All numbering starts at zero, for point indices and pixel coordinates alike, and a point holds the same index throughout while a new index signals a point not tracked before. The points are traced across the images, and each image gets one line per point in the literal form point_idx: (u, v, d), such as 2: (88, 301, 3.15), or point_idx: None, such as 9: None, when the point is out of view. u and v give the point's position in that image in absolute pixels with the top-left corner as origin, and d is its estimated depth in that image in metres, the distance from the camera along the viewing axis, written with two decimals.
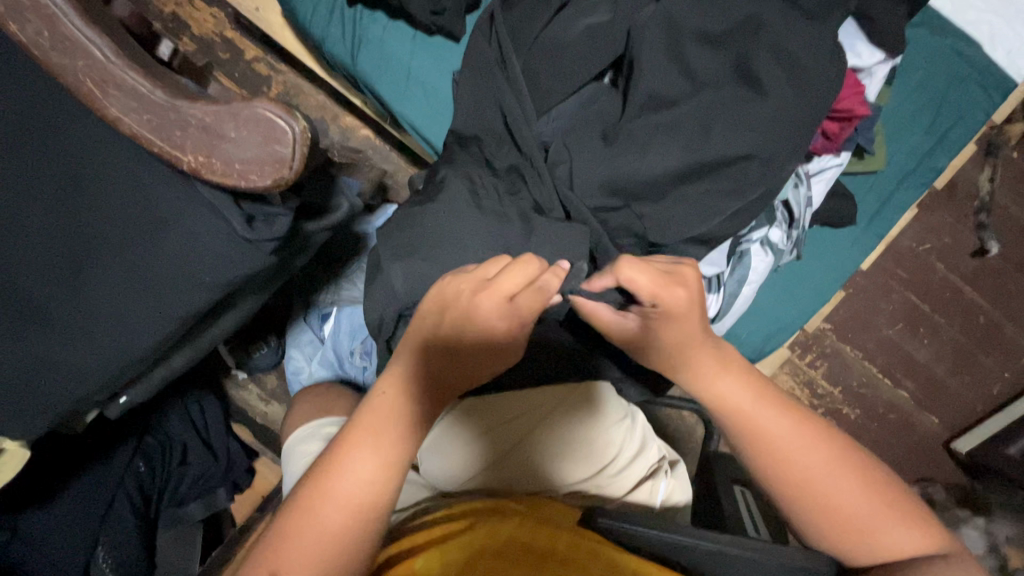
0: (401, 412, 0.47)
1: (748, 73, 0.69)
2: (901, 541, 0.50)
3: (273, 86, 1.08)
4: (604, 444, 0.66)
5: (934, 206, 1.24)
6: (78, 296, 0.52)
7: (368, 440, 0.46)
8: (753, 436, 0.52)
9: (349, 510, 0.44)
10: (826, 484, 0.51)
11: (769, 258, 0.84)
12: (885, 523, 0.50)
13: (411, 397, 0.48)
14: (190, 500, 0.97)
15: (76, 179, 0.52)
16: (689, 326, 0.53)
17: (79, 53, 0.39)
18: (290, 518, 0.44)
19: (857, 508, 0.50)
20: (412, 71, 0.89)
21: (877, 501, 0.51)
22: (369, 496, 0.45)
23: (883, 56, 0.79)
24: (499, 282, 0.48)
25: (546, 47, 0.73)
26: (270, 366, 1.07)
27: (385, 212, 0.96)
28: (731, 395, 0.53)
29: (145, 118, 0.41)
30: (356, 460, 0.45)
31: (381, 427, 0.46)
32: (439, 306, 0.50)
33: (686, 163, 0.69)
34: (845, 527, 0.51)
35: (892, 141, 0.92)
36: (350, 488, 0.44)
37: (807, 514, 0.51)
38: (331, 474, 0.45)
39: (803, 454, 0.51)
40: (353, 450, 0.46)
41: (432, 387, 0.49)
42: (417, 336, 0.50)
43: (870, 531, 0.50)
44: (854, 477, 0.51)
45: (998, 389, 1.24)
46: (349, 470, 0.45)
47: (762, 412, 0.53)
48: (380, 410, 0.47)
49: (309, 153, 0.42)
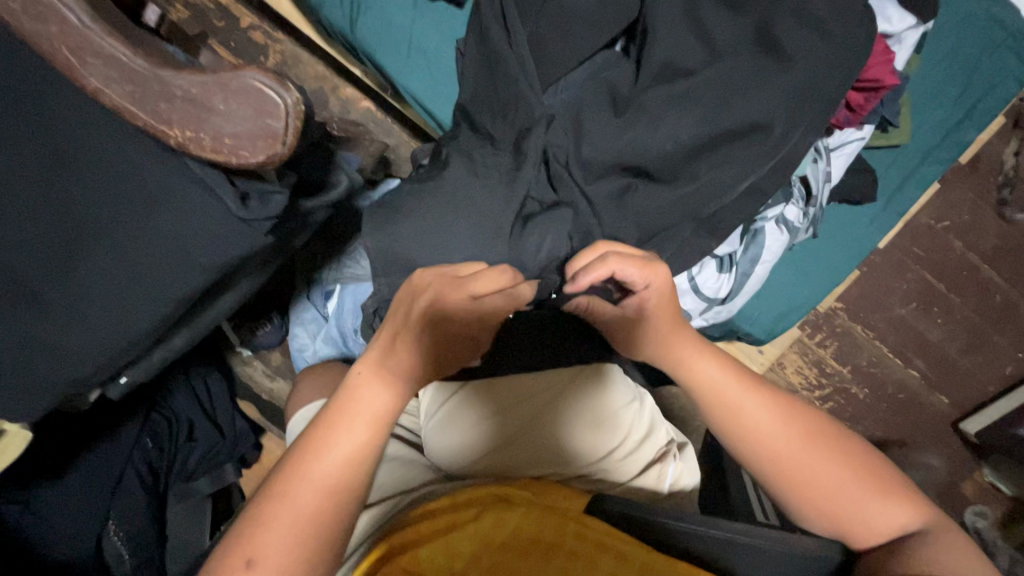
0: (375, 400, 0.46)
1: (769, 39, 0.65)
2: (892, 520, 0.49)
3: (270, 56, 1.04)
4: (597, 426, 0.64)
5: (954, 181, 1.20)
6: (69, 275, 0.51)
7: (340, 429, 0.45)
8: (728, 423, 0.52)
9: (322, 498, 0.43)
10: (808, 465, 0.50)
11: (784, 237, 0.80)
12: (873, 502, 0.49)
13: (384, 384, 0.47)
14: (199, 475, 0.98)
15: (65, 154, 0.50)
16: (670, 303, 0.55)
17: (51, 18, 0.36)
18: (261, 507, 0.43)
19: (844, 488, 0.49)
20: (413, 39, 0.84)
21: (862, 478, 0.50)
22: (343, 481, 0.44)
23: (915, 20, 0.74)
24: (469, 282, 0.50)
25: (555, 12, 0.69)
26: (274, 344, 1.06)
27: (387, 186, 0.93)
28: (711, 380, 0.53)
29: (127, 89, 0.38)
30: (331, 447, 0.44)
31: (356, 416, 0.45)
32: (407, 297, 0.49)
33: (700, 136, 0.65)
34: (833, 510, 0.49)
35: (918, 113, 0.87)
36: (322, 476, 0.44)
37: (792, 499, 0.51)
38: (305, 461, 0.44)
39: (789, 437, 0.50)
40: (328, 437, 0.45)
41: (406, 378, 0.48)
42: (390, 326, 0.49)
43: (859, 513, 0.49)
44: (835, 456, 0.50)
45: (1011, 369, 1.22)
46: (325, 452, 0.44)
47: (742, 397, 0.52)
48: (354, 398, 0.46)
49: (303, 126, 0.40)
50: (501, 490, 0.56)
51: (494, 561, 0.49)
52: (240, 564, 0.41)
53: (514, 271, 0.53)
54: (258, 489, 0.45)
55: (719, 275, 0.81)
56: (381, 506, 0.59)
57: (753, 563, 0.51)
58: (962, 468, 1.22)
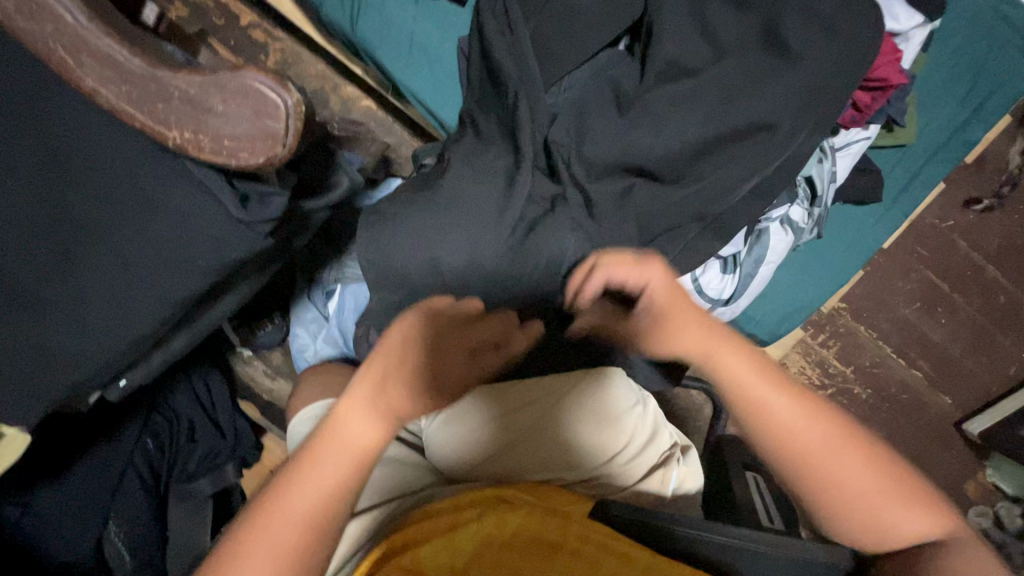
0: (360, 436, 0.45)
1: (777, 38, 0.64)
2: (914, 525, 0.48)
3: (270, 54, 1.03)
4: (597, 436, 0.63)
5: (959, 181, 1.20)
6: (66, 279, 0.50)
7: (321, 464, 0.44)
8: (761, 425, 0.49)
9: (302, 531, 0.43)
10: (840, 471, 0.48)
11: (787, 237, 0.80)
12: (896, 507, 0.48)
13: (370, 422, 0.45)
14: (200, 475, 0.97)
15: (64, 157, 0.49)
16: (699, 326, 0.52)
17: (47, 18, 0.35)
18: (240, 538, 0.42)
19: (867, 492, 0.48)
20: (414, 37, 0.84)
21: (893, 486, 0.48)
22: (320, 515, 0.43)
23: (922, 19, 0.73)
24: (469, 338, 0.52)
25: (558, 12, 0.68)
26: (274, 343, 1.05)
27: (388, 186, 0.93)
28: (746, 383, 0.50)
29: (123, 90, 0.38)
30: (310, 481, 0.43)
31: (335, 455, 0.44)
32: (400, 341, 0.46)
33: (703, 136, 0.65)
34: (857, 515, 0.48)
35: (924, 113, 0.86)
36: (301, 511, 0.43)
37: (815, 503, 0.49)
38: (287, 494, 0.43)
39: (823, 446, 0.48)
40: (312, 471, 0.44)
41: (395, 417, 0.46)
42: (379, 364, 0.46)
43: (881, 517, 0.48)
44: (861, 458, 0.48)
45: (1014, 370, 1.21)
46: (305, 487, 0.43)
47: (780, 403, 0.49)
48: (340, 430, 0.45)
49: (303, 127, 0.39)
50: (502, 492, 0.55)
51: (496, 560, 0.49)
52: None
53: (506, 321, 0.58)
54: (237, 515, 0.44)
55: (722, 276, 0.81)
56: (375, 511, 0.59)
57: (758, 566, 0.51)
58: (965, 469, 1.21)
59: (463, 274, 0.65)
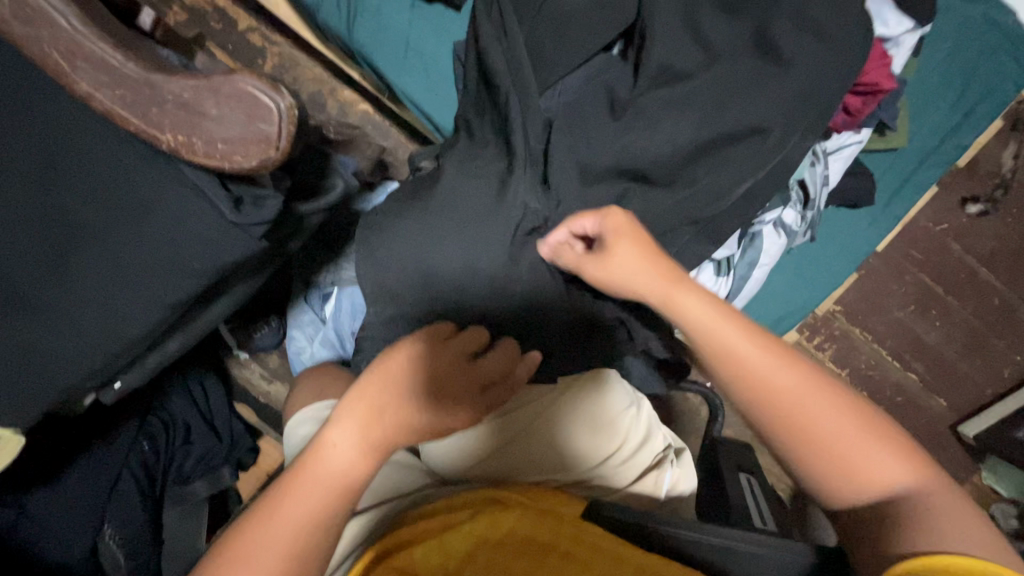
0: (345, 463, 0.45)
1: (767, 43, 0.65)
2: (890, 469, 0.45)
3: (268, 58, 1.04)
4: (587, 446, 0.64)
5: (953, 184, 1.20)
6: (61, 282, 0.50)
7: (302, 492, 0.44)
8: (727, 361, 0.48)
9: (283, 554, 0.43)
10: (807, 411, 0.46)
11: (781, 240, 0.80)
12: (870, 448, 0.45)
13: (359, 451, 0.46)
14: (195, 478, 0.96)
15: (59, 159, 0.49)
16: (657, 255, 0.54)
17: (42, 23, 0.36)
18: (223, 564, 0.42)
19: (839, 432, 0.46)
20: (410, 42, 0.84)
21: (864, 430, 0.46)
22: (301, 545, 0.43)
23: (912, 24, 0.74)
24: (478, 371, 0.54)
25: (551, 17, 0.69)
26: (272, 347, 1.06)
27: (385, 189, 0.94)
28: (711, 318, 0.49)
29: (117, 94, 0.38)
30: (291, 510, 0.44)
31: (320, 484, 0.45)
32: (404, 370, 0.49)
33: (696, 140, 0.66)
34: (830, 458, 0.45)
35: (916, 117, 0.87)
36: (281, 538, 0.43)
37: (788, 444, 0.47)
38: (270, 518, 0.43)
39: (788, 383, 0.47)
40: (293, 496, 0.44)
41: (384, 445, 0.47)
42: (374, 387, 0.47)
43: (855, 459, 0.45)
44: (830, 399, 0.47)
45: (1009, 372, 1.21)
46: (288, 514, 0.44)
47: (745, 340, 0.48)
48: (323, 454, 0.45)
49: (296, 131, 0.40)
50: (496, 494, 0.56)
51: (487, 560, 0.49)
52: None
53: (513, 352, 0.59)
54: (220, 539, 0.45)
55: (716, 278, 0.80)
56: (371, 513, 0.59)
57: (754, 570, 0.50)
58: (960, 471, 1.22)
59: (458, 277, 0.66)
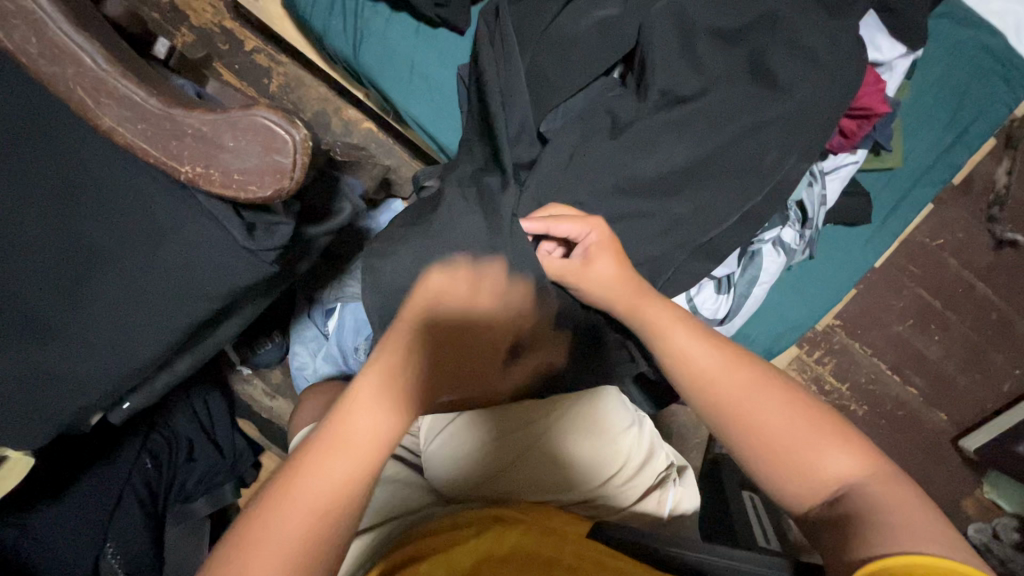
0: (380, 418, 0.40)
1: (762, 69, 0.67)
2: (838, 464, 0.45)
3: (274, 78, 1.06)
4: (591, 462, 0.65)
5: (949, 200, 1.22)
6: (76, 307, 0.51)
7: (328, 453, 0.39)
8: (681, 369, 0.53)
9: (285, 568, 0.37)
10: (748, 403, 0.49)
11: (781, 258, 0.81)
12: (812, 440, 0.46)
13: (395, 402, 0.41)
14: (197, 496, 0.97)
15: (75, 186, 0.50)
16: (615, 266, 0.60)
17: (69, 61, 0.37)
18: (246, 533, 0.37)
19: (784, 427, 0.47)
20: (415, 65, 0.86)
21: (806, 424, 0.47)
22: (337, 508, 0.39)
23: (904, 49, 0.76)
24: (495, 289, 0.58)
25: (554, 42, 0.70)
26: (274, 362, 1.06)
27: (390, 208, 0.97)
28: (660, 322, 0.56)
29: (139, 128, 0.39)
30: (323, 468, 0.39)
31: (355, 438, 0.40)
32: (428, 297, 0.51)
33: (695, 162, 0.68)
34: (775, 454, 0.47)
35: (910, 137, 0.89)
36: (315, 498, 0.38)
37: (736, 443, 0.49)
38: (297, 478, 0.39)
39: (727, 376, 0.50)
40: (320, 456, 0.39)
41: (414, 398, 0.43)
42: (402, 339, 0.44)
43: (802, 456, 0.46)
44: (778, 400, 0.48)
45: (1009, 386, 1.22)
46: (319, 473, 0.39)
47: (687, 338, 0.54)
48: (355, 410, 0.40)
49: (310, 161, 0.41)
50: (500, 512, 0.57)
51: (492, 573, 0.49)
52: None
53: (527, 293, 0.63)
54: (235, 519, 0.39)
55: (716, 296, 0.82)
56: (377, 530, 0.59)
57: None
58: (962, 486, 1.22)
59: None
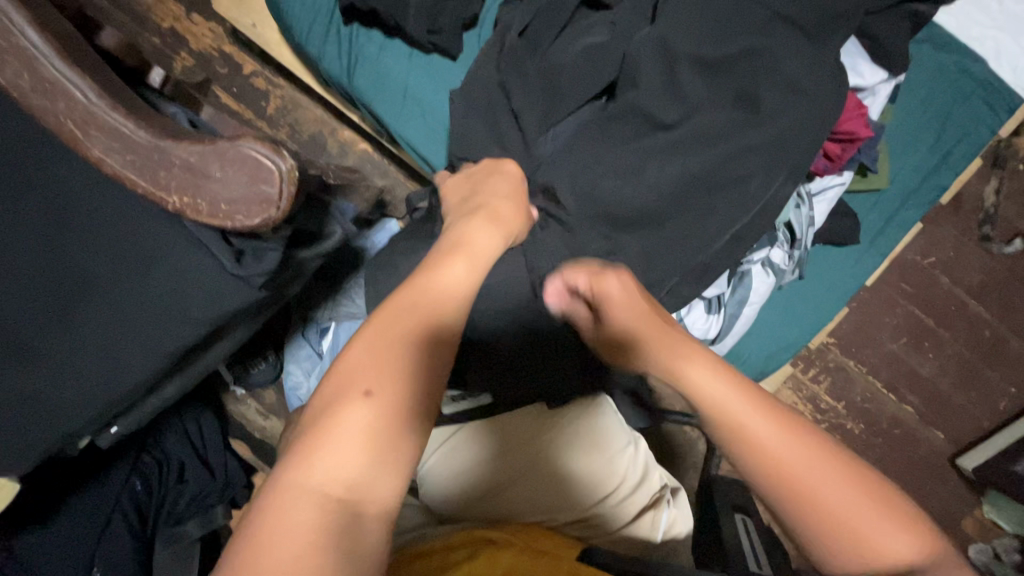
0: (488, 239, 0.50)
1: (747, 94, 0.69)
2: (897, 542, 0.38)
3: (271, 100, 1.08)
4: (586, 480, 0.66)
5: (940, 219, 1.23)
6: (64, 332, 0.51)
7: (446, 261, 0.46)
8: (722, 423, 0.42)
9: (415, 340, 0.40)
10: (801, 466, 0.40)
11: (769, 279, 0.82)
12: (872, 514, 0.39)
13: (492, 225, 0.52)
14: (187, 519, 0.94)
15: (66, 212, 0.51)
16: (628, 295, 0.52)
17: (59, 95, 0.38)
18: (379, 318, 0.41)
19: (841, 499, 0.39)
20: (408, 90, 0.88)
21: (865, 494, 0.39)
22: (462, 300, 0.44)
23: (886, 74, 0.78)
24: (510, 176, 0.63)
25: (543, 69, 0.72)
26: (268, 381, 1.06)
27: (385, 228, 0.98)
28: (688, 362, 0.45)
29: (127, 159, 0.40)
30: (442, 270, 0.45)
31: (466, 250, 0.48)
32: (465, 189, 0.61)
33: (681, 186, 0.69)
34: (832, 527, 0.38)
35: (897, 158, 0.90)
36: (438, 288, 0.43)
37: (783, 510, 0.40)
38: (423, 278, 0.44)
39: (773, 429, 0.41)
40: (440, 264, 0.45)
41: (501, 225, 0.53)
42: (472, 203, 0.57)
43: (858, 532, 0.38)
44: (841, 468, 0.40)
45: (1005, 404, 1.21)
46: (441, 271, 0.45)
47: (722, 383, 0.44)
48: (467, 236, 0.50)
49: (297, 189, 0.41)
50: (490, 535, 0.56)
51: None
52: (356, 387, 0.37)
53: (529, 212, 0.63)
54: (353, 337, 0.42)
55: (707, 316, 0.82)
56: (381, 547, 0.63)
57: None
58: (961, 506, 1.21)
59: None
